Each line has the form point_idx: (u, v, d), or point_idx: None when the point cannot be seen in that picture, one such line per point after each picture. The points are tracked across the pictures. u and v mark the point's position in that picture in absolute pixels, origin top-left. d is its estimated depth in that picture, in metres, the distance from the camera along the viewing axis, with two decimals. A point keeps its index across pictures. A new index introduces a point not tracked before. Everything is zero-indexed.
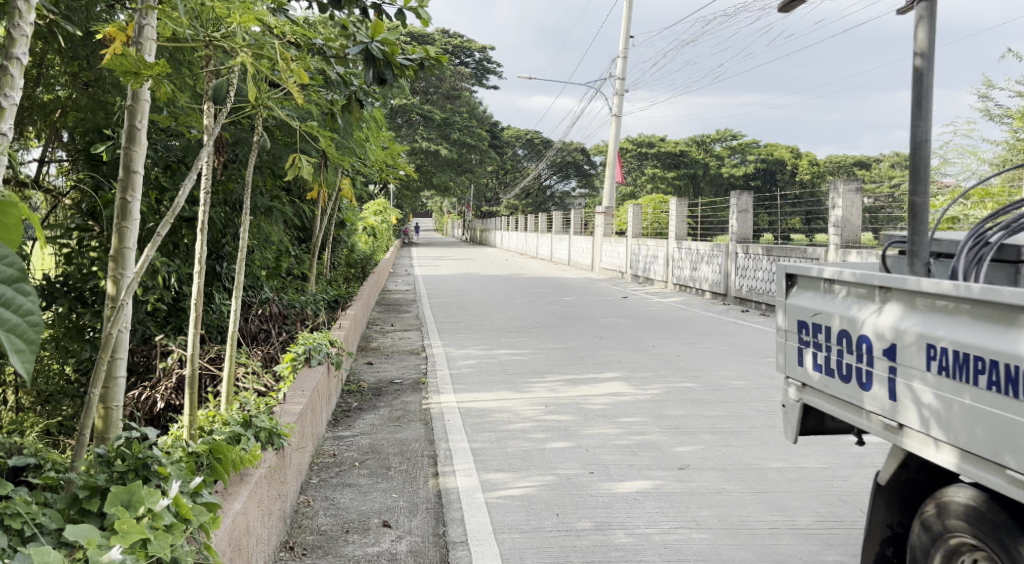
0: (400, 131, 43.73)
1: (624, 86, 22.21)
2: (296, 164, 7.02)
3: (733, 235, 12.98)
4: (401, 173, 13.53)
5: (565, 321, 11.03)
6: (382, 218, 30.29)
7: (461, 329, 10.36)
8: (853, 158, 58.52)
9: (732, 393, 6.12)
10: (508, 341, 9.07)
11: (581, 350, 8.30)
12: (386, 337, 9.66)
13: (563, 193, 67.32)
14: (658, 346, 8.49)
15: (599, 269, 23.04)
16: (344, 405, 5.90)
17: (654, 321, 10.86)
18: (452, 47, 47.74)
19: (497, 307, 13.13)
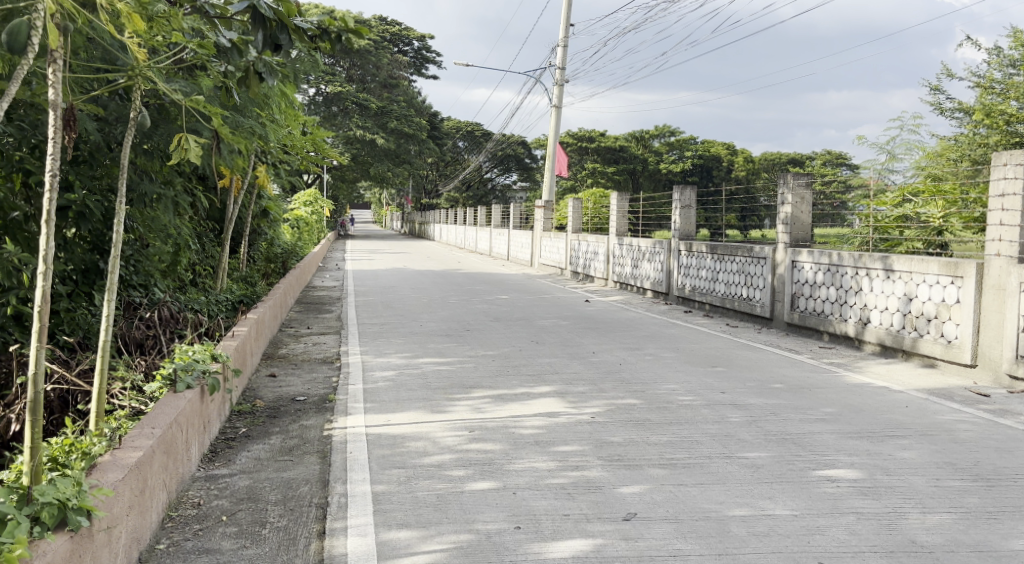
0: (335, 120, 42.44)
1: (565, 76, 21.49)
2: (183, 146, 6.04)
3: (676, 232, 12.35)
4: (326, 161, 12.57)
5: (499, 323, 10.20)
6: (315, 210, 29.05)
7: (385, 333, 9.45)
8: (788, 155, 59.33)
9: (680, 412, 5.38)
10: (435, 348, 8.23)
11: (514, 358, 7.49)
12: (299, 343, 8.75)
13: (504, 187, 66.60)
14: (598, 353, 7.74)
15: (538, 265, 22.33)
16: (229, 433, 5.01)
17: (594, 323, 10.13)
18: (390, 35, 46.49)
19: (427, 307, 12.26)
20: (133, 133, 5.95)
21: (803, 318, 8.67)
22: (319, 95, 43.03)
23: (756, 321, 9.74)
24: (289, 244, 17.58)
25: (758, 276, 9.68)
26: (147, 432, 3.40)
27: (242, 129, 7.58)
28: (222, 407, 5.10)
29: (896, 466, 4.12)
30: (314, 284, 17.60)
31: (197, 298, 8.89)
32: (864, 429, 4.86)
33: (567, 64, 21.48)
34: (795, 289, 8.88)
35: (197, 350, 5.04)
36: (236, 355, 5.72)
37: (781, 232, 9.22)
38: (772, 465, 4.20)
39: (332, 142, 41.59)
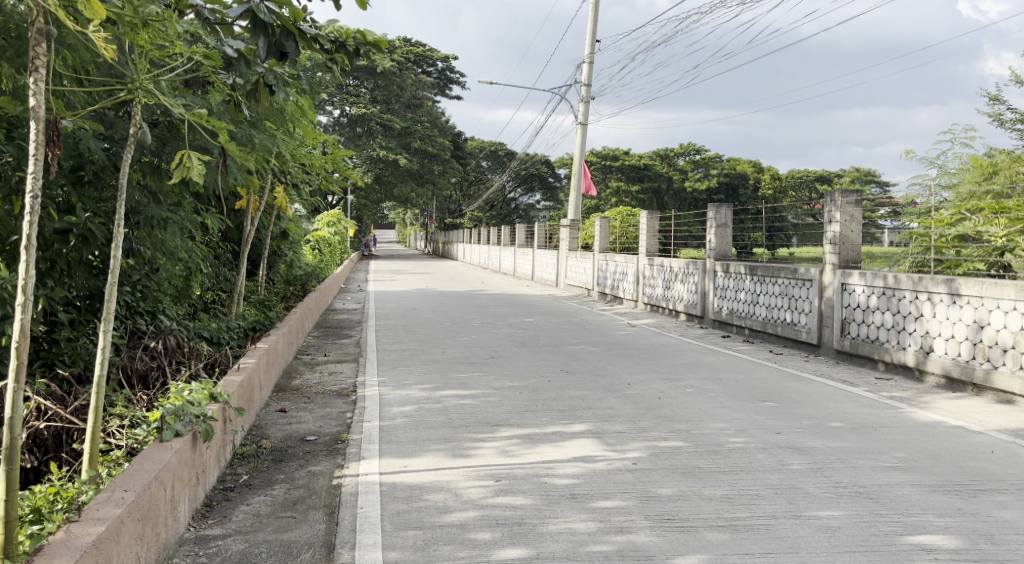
0: (359, 141, 42.35)
1: (590, 93, 21.00)
2: (185, 163, 5.59)
3: (711, 252, 11.75)
4: (346, 180, 12.16)
5: (526, 349, 9.65)
6: (338, 230, 28.79)
7: (405, 361, 8.94)
8: (815, 173, 58.42)
9: (732, 458, 4.79)
10: (459, 378, 7.69)
11: (543, 390, 6.93)
12: (315, 373, 8.26)
13: (528, 206, 66.21)
14: (634, 385, 7.15)
15: (564, 285, 21.74)
16: (229, 481, 4.51)
17: (627, 350, 9.54)
18: (414, 56, 46.47)
19: (450, 331, 11.75)
20: (132, 151, 5.45)
21: (855, 345, 8.03)
22: (343, 116, 43.06)
23: (802, 347, 9.10)
24: (310, 265, 17.21)
25: (803, 300, 9.06)
26: (117, 498, 2.89)
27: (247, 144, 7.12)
28: (221, 451, 4.60)
29: (1000, 532, 3.49)
30: (335, 307, 17.16)
31: (208, 325, 8.44)
32: (948, 480, 4.23)
33: (592, 80, 21.00)
34: (845, 314, 8.24)
35: (193, 387, 4.53)
36: (238, 393, 5.24)
37: (829, 253, 8.59)
38: (851, 528, 3.59)
39: (355, 162, 41.51)
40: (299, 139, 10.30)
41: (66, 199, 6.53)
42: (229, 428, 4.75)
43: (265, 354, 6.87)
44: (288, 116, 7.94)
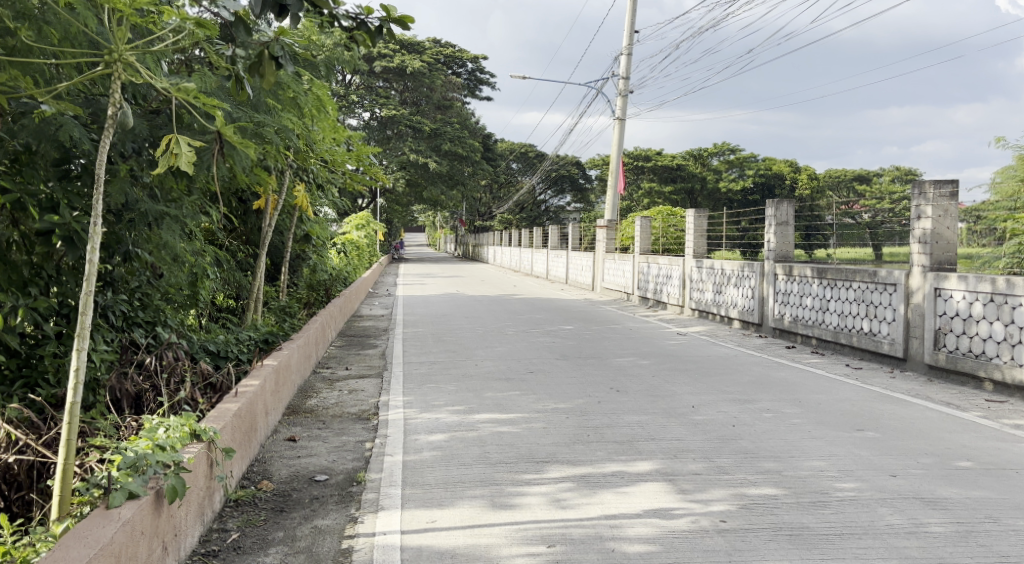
0: (388, 144, 41.60)
1: (629, 86, 19.97)
2: (172, 150, 4.69)
3: (770, 253, 10.70)
4: (372, 178, 11.30)
5: (568, 363, 8.67)
6: (366, 233, 27.94)
7: (436, 376, 8.02)
8: (853, 172, 56.62)
9: (847, 513, 3.77)
10: (495, 398, 6.73)
11: (593, 416, 5.94)
12: (334, 391, 7.37)
13: (559, 208, 65.14)
14: (700, 408, 6.14)
15: (601, 289, 20.70)
16: (213, 542, 3.61)
17: (682, 363, 8.52)
18: (445, 57, 45.63)
19: (484, 341, 10.79)
20: (108, 134, 4.40)
21: (952, 360, 6.94)
22: (373, 118, 42.28)
23: (883, 361, 8.02)
24: (336, 269, 16.35)
25: (885, 307, 7.97)
26: None
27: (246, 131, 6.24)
28: (205, 502, 3.71)
29: None
30: (362, 313, 16.30)
31: (213, 336, 7.60)
32: None
33: (630, 74, 19.97)
34: (939, 323, 7.13)
35: (170, 424, 3.70)
36: (233, 427, 4.35)
37: (917, 253, 7.49)
38: None
39: (385, 165, 40.74)
40: (317, 130, 9.47)
41: (51, 197, 5.16)
42: (215, 473, 3.86)
43: (274, 372, 5.99)
44: (297, 101, 7.08)
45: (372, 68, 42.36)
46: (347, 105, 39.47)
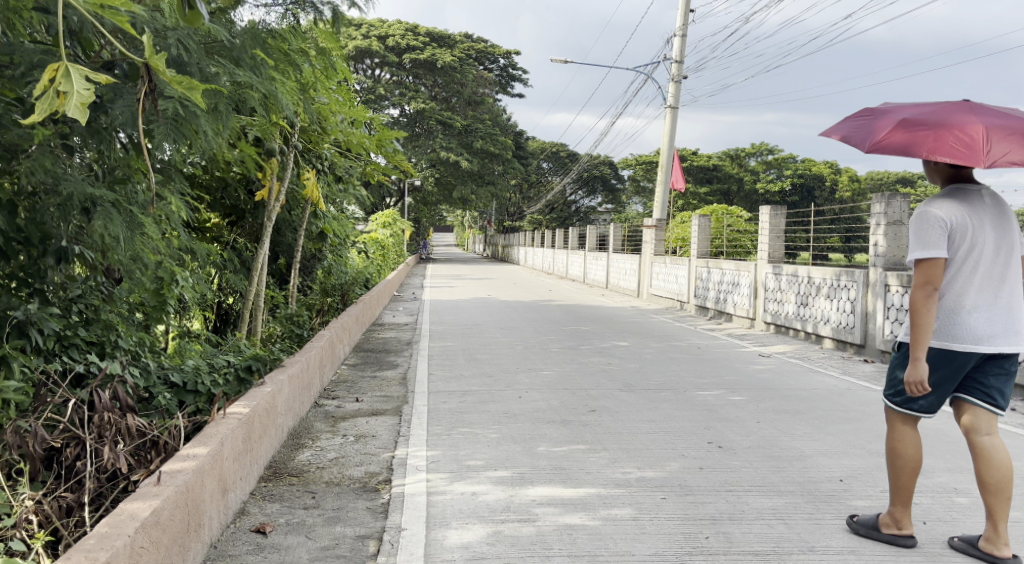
0: (417, 141, 39.89)
1: (682, 71, 18.03)
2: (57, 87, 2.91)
3: (878, 258, 8.77)
4: (397, 167, 9.49)
5: (637, 397, 6.83)
6: (392, 232, 26.08)
7: (470, 415, 6.20)
8: (897, 174, 53.88)
9: None
10: (554, 458, 4.90)
11: (703, 497, 4.11)
12: (336, 437, 5.56)
13: (589, 209, 63.32)
14: (853, 486, 4.26)
15: (647, 295, 18.81)
16: None
17: (787, 402, 6.62)
18: (477, 52, 43.74)
19: (526, 361, 8.98)
20: None
21: None
22: (402, 115, 40.53)
23: None
24: (357, 271, 14.62)
25: None
26: None
27: (213, 83, 4.46)
28: None
29: None
30: (385, 321, 14.55)
31: (180, 361, 5.86)
32: None
33: (684, 57, 18.05)
34: None
35: None
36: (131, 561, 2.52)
37: None
38: None
39: (414, 163, 39.09)
40: (325, 100, 7.69)
41: None
42: None
43: (243, 424, 4.20)
44: (289, 49, 5.30)
45: (402, 60, 40.68)
46: (375, 100, 37.90)
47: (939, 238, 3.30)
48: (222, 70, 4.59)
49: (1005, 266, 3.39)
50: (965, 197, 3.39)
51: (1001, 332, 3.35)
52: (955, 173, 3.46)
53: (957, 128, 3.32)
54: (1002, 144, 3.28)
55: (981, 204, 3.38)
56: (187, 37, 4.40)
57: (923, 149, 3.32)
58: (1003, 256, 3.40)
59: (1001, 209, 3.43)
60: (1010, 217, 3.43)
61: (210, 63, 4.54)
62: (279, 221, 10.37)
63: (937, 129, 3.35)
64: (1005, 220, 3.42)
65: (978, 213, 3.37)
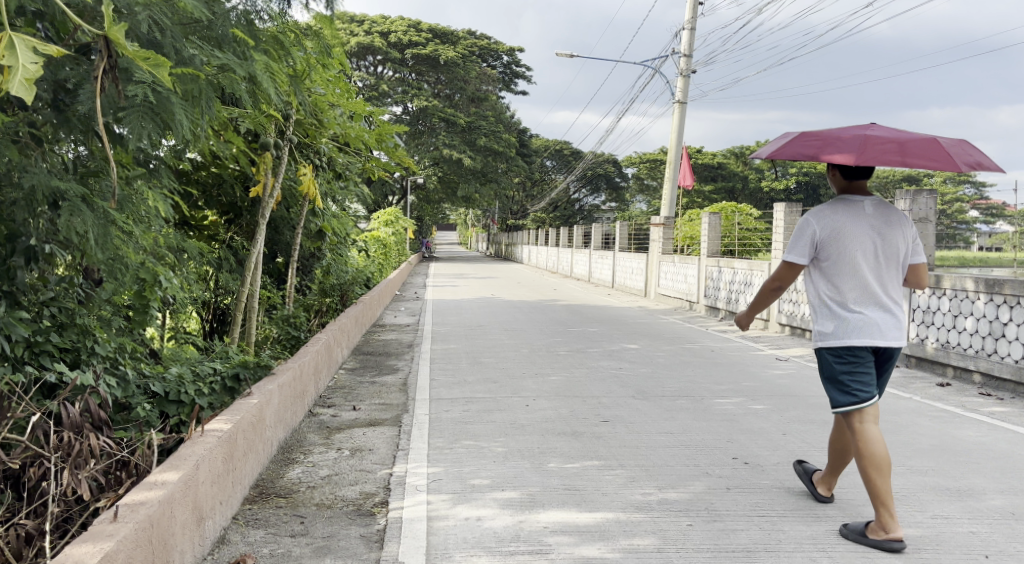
0: (420, 138, 39.47)
1: (691, 65, 17.58)
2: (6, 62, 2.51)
3: None
4: (397, 164, 9.07)
5: (652, 406, 6.42)
6: (395, 230, 25.66)
7: (474, 426, 5.79)
8: (903, 172, 53.31)
9: None
10: (566, 476, 4.49)
11: (733, 524, 3.70)
12: (330, 451, 5.15)
13: (593, 207, 62.85)
14: (899, 511, 3.84)
15: (655, 295, 18.38)
16: None
17: (812, 411, 6.20)
18: (480, 49, 43.28)
19: (532, 365, 8.57)
20: None
21: None
22: (405, 112, 40.11)
23: None
24: (358, 270, 14.20)
25: None
26: None
27: (191, 67, 4.08)
28: None
29: None
30: (386, 322, 14.14)
31: (163, 370, 5.45)
32: None
33: (693, 51, 17.61)
34: None
35: None
36: None
37: None
38: None
39: (417, 160, 38.66)
40: (321, 90, 7.28)
41: None
42: None
43: (223, 443, 3.78)
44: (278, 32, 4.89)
45: (405, 56, 40.24)
46: (377, 97, 37.48)
47: (809, 244, 3.71)
48: (200, 52, 4.20)
49: (888, 268, 3.70)
50: (846, 208, 3.74)
51: (886, 327, 3.61)
52: (853, 183, 3.82)
53: (837, 135, 3.82)
54: (881, 151, 3.65)
55: (862, 211, 3.70)
56: (162, 13, 4.00)
57: (810, 155, 3.76)
58: (886, 260, 3.71)
59: (886, 215, 3.73)
60: (894, 223, 3.74)
61: (188, 45, 4.16)
62: (276, 218, 9.96)
63: (823, 137, 3.87)
64: (889, 227, 3.72)
65: (860, 221, 3.69)
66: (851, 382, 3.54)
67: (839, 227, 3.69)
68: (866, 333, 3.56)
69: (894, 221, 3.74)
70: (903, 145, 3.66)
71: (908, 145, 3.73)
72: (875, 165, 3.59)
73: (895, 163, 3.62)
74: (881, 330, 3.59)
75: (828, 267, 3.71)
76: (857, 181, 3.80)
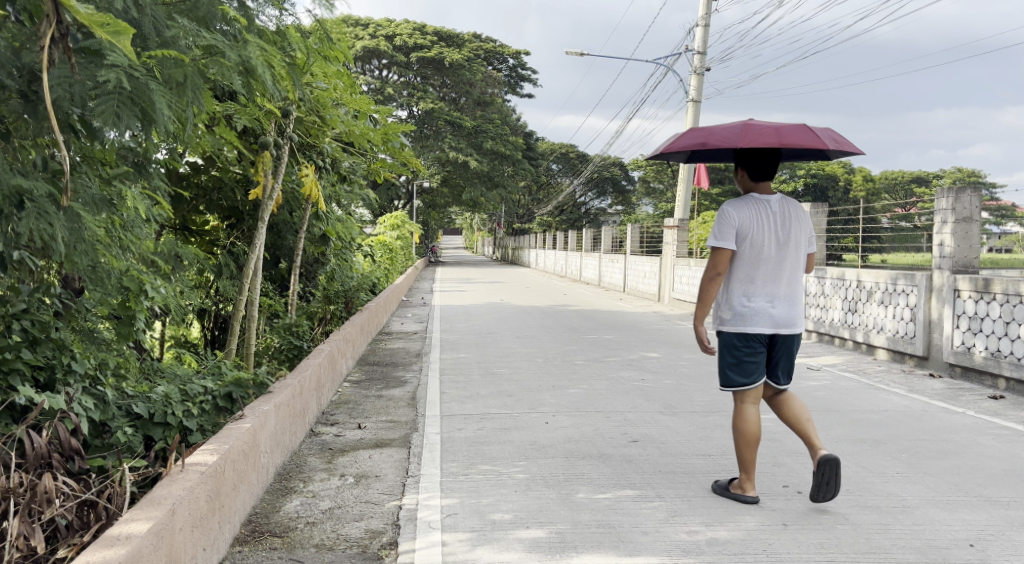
0: (425, 141, 38.97)
1: (704, 63, 17.06)
2: None
3: (942, 260, 7.83)
4: (406, 167, 8.59)
5: (683, 423, 5.89)
6: (401, 235, 25.13)
7: (490, 447, 5.27)
8: (912, 174, 52.68)
9: None
10: (599, 510, 3.96)
11: None
12: (332, 479, 4.62)
13: (600, 211, 62.32)
14: (992, 555, 3.30)
15: (669, 300, 17.83)
16: None
17: (860, 429, 5.67)
18: (486, 53, 42.72)
19: (549, 376, 8.05)
20: None
21: None
22: (410, 115, 39.59)
23: None
24: (362, 275, 13.68)
25: None
26: None
27: (173, 50, 3.55)
28: None
29: None
30: (392, 330, 13.60)
31: (148, 388, 4.94)
32: None
33: (707, 48, 17.09)
34: None
35: None
36: None
37: None
38: None
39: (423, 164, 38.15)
40: (323, 85, 6.78)
41: None
42: None
43: (208, 479, 3.26)
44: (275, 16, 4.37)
45: (410, 59, 39.77)
46: (383, 100, 36.97)
47: (731, 237, 4.02)
48: (185, 31, 3.64)
49: (788, 261, 4.11)
50: (754, 205, 4.09)
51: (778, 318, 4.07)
52: (758, 183, 4.21)
53: (720, 132, 4.28)
54: (759, 136, 4.15)
55: (767, 210, 4.08)
56: None
57: (699, 150, 4.25)
58: (787, 254, 4.12)
59: (787, 214, 4.14)
60: (793, 219, 4.15)
61: (171, 24, 3.61)
62: (278, 223, 9.45)
63: (708, 134, 4.32)
64: (788, 224, 4.13)
65: (765, 220, 4.08)
66: (734, 368, 4.02)
67: (750, 222, 4.04)
68: (762, 322, 4.01)
69: (793, 218, 4.15)
70: (780, 130, 4.17)
71: (784, 131, 4.22)
72: (751, 145, 4.08)
73: (773, 144, 4.10)
74: (774, 317, 4.05)
75: (744, 255, 4.06)
76: (760, 181, 4.20)
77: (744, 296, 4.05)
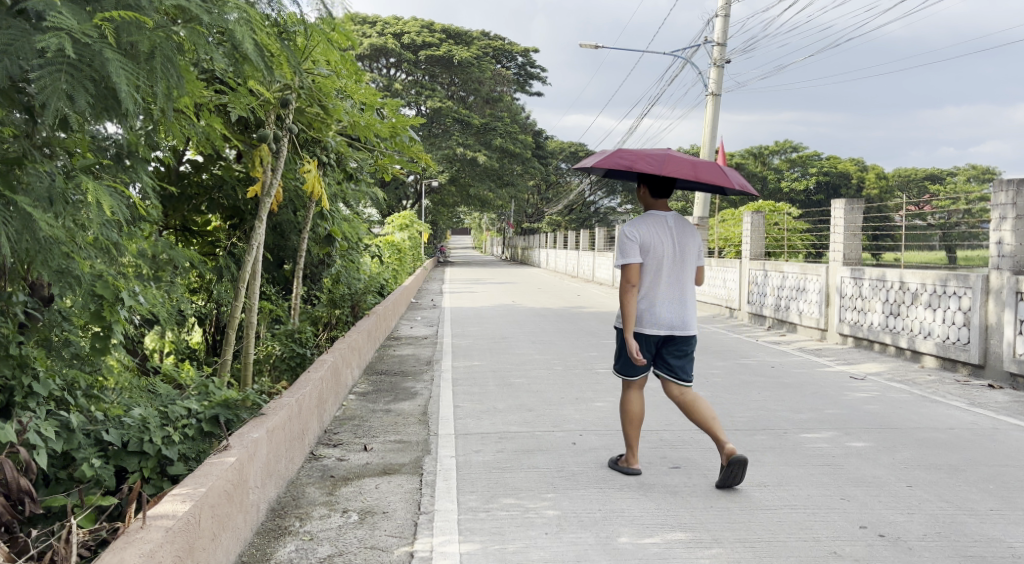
0: (434, 139, 38.36)
1: (725, 55, 16.38)
2: None
3: (1002, 259, 7.19)
4: (416, 163, 7.96)
5: (725, 443, 5.26)
6: (410, 234, 24.51)
7: (512, 475, 4.64)
8: (927, 171, 51.82)
9: None
10: (649, 559, 3.34)
11: None
12: (333, 517, 4.00)
13: (610, 210, 61.61)
14: None
15: None
16: None
17: (927, 451, 5.03)
18: (495, 50, 42.09)
19: (571, 388, 7.42)
20: None
21: None
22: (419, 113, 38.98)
23: None
24: (370, 278, 13.05)
25: None
26: None
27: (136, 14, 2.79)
28: None
29: None
30: (400, 335, 12.96)
31: (124, 411, 4.32)
32: None
33: (728, 39, 16.40)
34: None
35: None
36: None
37: None
38: None
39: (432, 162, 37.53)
40: (325, 72, 6.15)
41: None
42: None
43: (173, 538, 2.64)
44: None
45: (418, 57, 39.18)
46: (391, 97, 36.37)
47: (634, 251, 4.34)
48: None
49: (686, 271, 4.47)
50: (653, 221, 4.46)
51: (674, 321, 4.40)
52: (656, 203, 4.54)
53: (644, 155, 4.50)
54: (678, 167, 4.41)
55: (663, 224, 4.45)
56: None
57: (623, 167, 4.42)
58: (685, 267, 4.48)
59: (682, 230, 4.51)
60: (688, 234, 4.53)
61: None
62: (280, 223, 8.84)
63: (633, 156, 4.52)
64: (685, 238, 4.50)
65: (664, 234, 4.44)
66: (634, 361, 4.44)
67: (651, 236, 4.39)
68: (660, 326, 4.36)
69: (690, 233, 4.52)
70: (696, 165, 4.45)
71: (701, 167, 4.50)
72: (672, 174, 4.35)
73: (689, 177, 4.37)
74: (671, 322, 4.39)
75: (645, 266, 4.39)
76: (658, 199, 4.54)
77: (645, 303, 4.38)
